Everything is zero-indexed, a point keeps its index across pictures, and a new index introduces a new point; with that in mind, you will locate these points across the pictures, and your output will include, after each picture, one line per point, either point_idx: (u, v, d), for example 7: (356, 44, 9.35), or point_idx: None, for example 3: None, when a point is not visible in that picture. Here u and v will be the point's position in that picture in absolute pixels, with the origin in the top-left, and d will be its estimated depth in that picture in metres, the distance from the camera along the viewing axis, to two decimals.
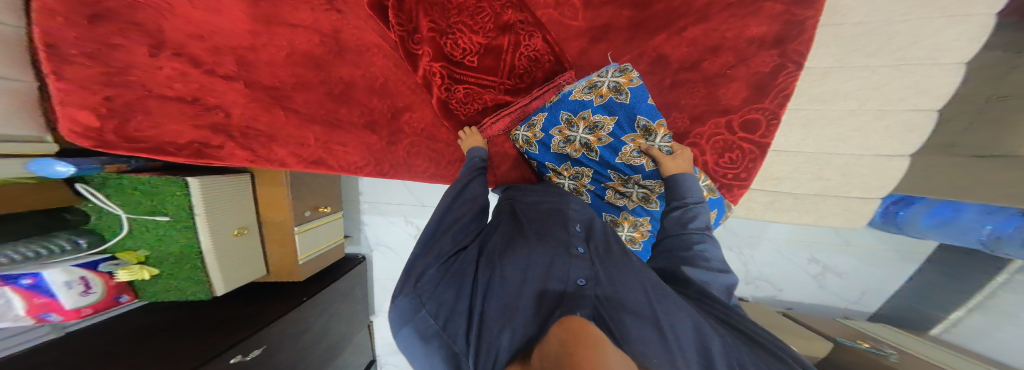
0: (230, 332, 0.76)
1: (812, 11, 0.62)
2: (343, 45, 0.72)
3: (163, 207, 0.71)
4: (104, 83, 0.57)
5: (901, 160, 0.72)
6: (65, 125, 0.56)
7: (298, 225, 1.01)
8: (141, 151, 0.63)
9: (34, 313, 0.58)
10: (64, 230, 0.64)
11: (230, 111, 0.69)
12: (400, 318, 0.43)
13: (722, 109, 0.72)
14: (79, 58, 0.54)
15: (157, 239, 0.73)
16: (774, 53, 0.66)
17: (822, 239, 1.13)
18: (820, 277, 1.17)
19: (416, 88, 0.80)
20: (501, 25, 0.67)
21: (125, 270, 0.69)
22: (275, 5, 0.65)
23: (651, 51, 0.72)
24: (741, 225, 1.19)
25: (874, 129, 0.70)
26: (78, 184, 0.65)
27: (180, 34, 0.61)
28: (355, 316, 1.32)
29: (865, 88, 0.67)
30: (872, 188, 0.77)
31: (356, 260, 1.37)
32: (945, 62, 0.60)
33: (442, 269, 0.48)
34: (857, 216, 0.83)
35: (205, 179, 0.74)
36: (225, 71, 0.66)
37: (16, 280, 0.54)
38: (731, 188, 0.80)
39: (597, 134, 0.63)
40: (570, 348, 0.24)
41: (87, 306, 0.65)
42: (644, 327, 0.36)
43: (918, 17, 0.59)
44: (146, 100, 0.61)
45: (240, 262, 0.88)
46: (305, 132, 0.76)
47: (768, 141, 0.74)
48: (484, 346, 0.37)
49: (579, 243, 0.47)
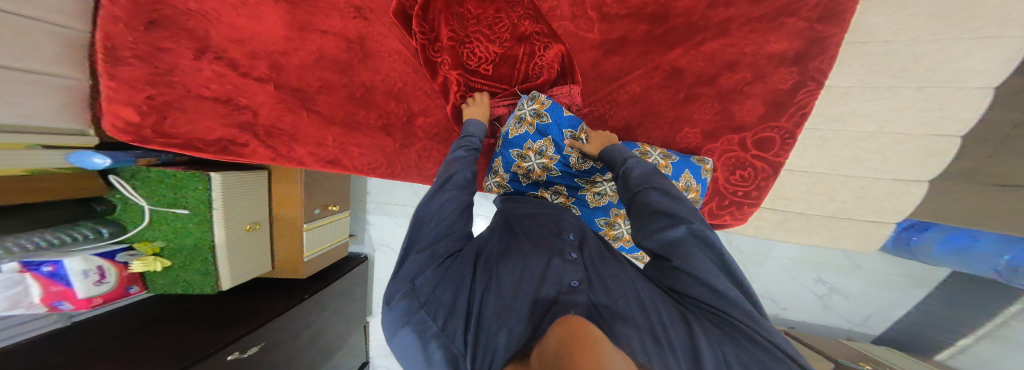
0: (226, 329, 0.76)
1: (837, 29, 0.62)
2: (367, 49, 0.73)
3: (184, 200, 0.73)
4: (149, 83, 0.63)
5: (917, 185, 0.70)
6: (110, 120, 0.61)
7: (308, 222, 1.03)
8: (173, 146, 0.66)
9: (47, 302, 0.58)
10: (88, 220, 0.67)
11: (257, 111, 0.72)
12: (394, 322, 0.36)
13: (735, 126, 0.72)
14: (131, 60, 0.61)
15: (174, 232, 0.75)
16: (794, 70, 0.66)
17: (830, 259, 1.10)
18: (826, 298, 1.13)
19: (433, 94, 0.77)
20: (518, 35, 0.69)
21: (140, 261, 0.69)
22: (311, 13, 0.69)
23: (666, 65, 0.72)
24: (745, 242, 1.17)
25: (892, 153, 0.69)
26: (111, 176, 0.67)
27: (224, 39, 0.67)
28: (354, 314, 1.33)
29: (886, 109, 0.66)
30: (887, 211, 0.75)
31: (359, 259, 1.39)
32: (972, 85, 0.59)
33: (440, 270, 0.41)
34: (866, 240, 0.81)
35: (226, 175, 0.77)
36: (259, 74, 0.70)
37: (38, 267, 0.56)
38: (741, 206, 0.80)
39: (548, 156, 0.63)
40: (568, 347, 0.22)
41: (98, 296, 0.65)
42: (637, 331, 0.32)
43: (948, 37, 0.58)
44: (184, 99, 0.67)
45: (249, 256, 0.90)
46: (322, 133, 0.77)
47: (781, 160, 0.73)
48: (482, 348, 0.34)
49: (573, 250, 0.46)
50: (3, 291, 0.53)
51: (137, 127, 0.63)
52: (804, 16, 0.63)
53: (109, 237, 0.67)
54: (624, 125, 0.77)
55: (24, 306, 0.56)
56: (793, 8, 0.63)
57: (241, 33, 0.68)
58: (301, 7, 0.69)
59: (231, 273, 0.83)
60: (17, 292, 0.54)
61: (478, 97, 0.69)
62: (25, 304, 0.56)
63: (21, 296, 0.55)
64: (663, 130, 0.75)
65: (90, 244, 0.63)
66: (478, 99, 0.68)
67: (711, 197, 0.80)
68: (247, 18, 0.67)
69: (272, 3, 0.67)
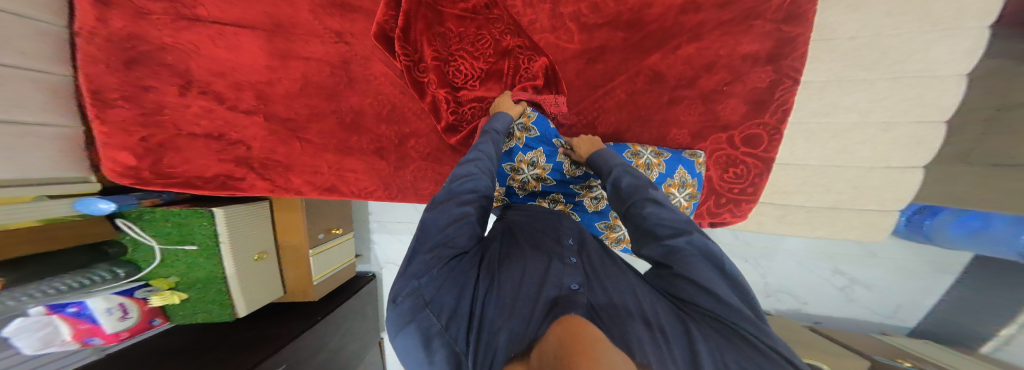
0: (246, 352, 0.75)
1: (802, 28, 0.64)
2: (351, 73, 0.75)
3: (191, 236, 0.73)
4: (142, 124, 0.65)
5: (912, 171, 0.69)
6: (110, 165, 0.64)
7: (314, 247, 1.02)
8: (174, 185, 0.69)
9: (79, 338, 0.60)
10: (104, 261, 0.68)
11: (251, 144, 0.73)
12: (398, 321, 0.35)
13: (721, 125, 0.73)
14: (118, 101, 0.63)
15: (187, 266, 0.75)
16: (768, 69, 0.68)
17: (847, 250, 1.05)
18: (848, 290, 1.08)
19: (423, 113, 0.79)
20: (501, 50, 0.72)
21: (158, 296, 0.71)
22: (290, 41, 0.71)
23: (647, 70, 0.74)
24: (753, 236, 1.14)
25: (882, 141, 0.68)
26: (118, 219, 0.69)
27: (206, 73, 0.68)
28: (366, 332, 1.27)
29: (866, 100, 0.67)
30: (889, 200, 0.73)
31: (366, 278, 1.35)
32: (945, 74, 0.61)
33: (447, 270, 0.39)
34: (873, 229, 0.78)
35: (229, 209, 0.76)
36: (246, 106, 0.72)
37: (63, 308, 0.58)
38: (740, 203, 0.80)
39: (540, 166, 0.64)
40: (569, 349, 0.20)
41: (125, 330, 0.67)
42: (638, 325, 0.31)
43: (909, 31, 0.60)
44: (177, 138, 0.68)
45: (261, 284, 0.90)
46: (318, 160, 0.77)
47: (771, 156, 0.73)
48: (483, 348, 0.31)
49: (573, 254, 0.44)
50: (34, 333, 0.55)
51: (137, 170, 0.66)
52: (770, 18, 0.65)
53: (125, 278, 0.69)
54: (613, 130, 0.78)
55: (56, 345, 0.58)
56: (758, 11, 0.66)
57: (223, 66, 0.69)
58: (279, 35, 0.70)
59: (247, 301, 0.83)
60: (49, 332, 0.57)
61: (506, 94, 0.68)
62: (58, 343, 0.58)
63: (53, 335, 0.58)
64: (651, 132, 0.76)
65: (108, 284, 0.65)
66: (506, 94, 0.68)
67: (706, 195, 0.80)
68: (228, 51, 0.69)
69: (249, 33, 0.69)
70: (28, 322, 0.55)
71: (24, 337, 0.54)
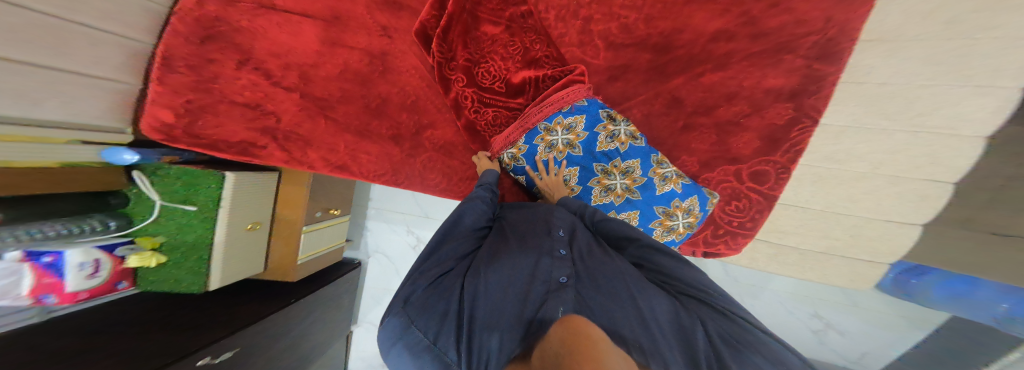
0: (204, 332, 0.72)
1: (833, 68, 0.66)
2: (387, 64, 0.77)
3: (195, 197, 0.74)
4: (192, 89, 0.66)
5: (909, 228, 0.72)
6: (147, 121, 0.64)
7: (307, 225, 1.04)
8: (199, 146, 0.68)
9: (34, 294, 0.56)
10: (100, 212, 0.67)
11: (280, 116, 0.74)
12: (388, 339, 0.38)
13: (731, 157, 0.77)
14: (181, 69, 0.65)
15: (178, 228, 0.74)
16: (790, 106, 0.71)
17: (830, 297, 1.09)
18: (820, 333, 1.11)
19: (443, 107, 0.81)
20: (528, 59, 0.73)
21: (137, 256, 0.69)
22: (342, 32, 0.74)
23: (667, 93, 0.77)
24: (743, 274, 1.16)
25: (885, 195, 0.70)
26: (134, 171, 0.70)
27: (265, 52, 0.70)
28: (337, 323, 1.29)
29: (878, 152, 0.68)
30: (883, 253, 0.77)
31: (350, 265, 1.38)
32: (964, 133, 0.59)
33: (432, 289, 0.42)
34: (859, 278, 0.84)
35: (240, 177, 0.79)
36: (288, 84, 0.73)
37: (38, 257, 0.55)
38: (737, 236, 0.86)
39: (576, 132, 0.66)
40: (571, 346, 0.21)
41: (85, 290, 0.63)
42: (626, 316, 0.35)
43: (939, 84, 0.59)
44: (218, 105, 0.69)
45: (244, 255, 0.88)
46: (337, 139, 0.77)
47: (775, 193, 0.79)
48: (475, 355, 0.34)
49: (562, 245, 0.47)
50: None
51: (170, 127, 0.65)
52: (802, 54, 0.67)
53: (114, 232, 0.68)
54: None
55: (10, 298, 0.53)
56: (793, 45, 0.67)
57: (281, 48, 0.71)
58: (334, 26, 0.73)
59: (224, 272, 0.81)
60: (12, 282, 0.53)
61: (479, 155, 0.77)
62: (11, 296, 0.54)
63: (11, 287, 0.53)
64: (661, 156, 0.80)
65: (91, 237, 0.64)
66: (480, 155, 0.77)
67: (706, 225, 0.86)
68: (286, 35, 0.71)
69: (311, 21, 0.72)
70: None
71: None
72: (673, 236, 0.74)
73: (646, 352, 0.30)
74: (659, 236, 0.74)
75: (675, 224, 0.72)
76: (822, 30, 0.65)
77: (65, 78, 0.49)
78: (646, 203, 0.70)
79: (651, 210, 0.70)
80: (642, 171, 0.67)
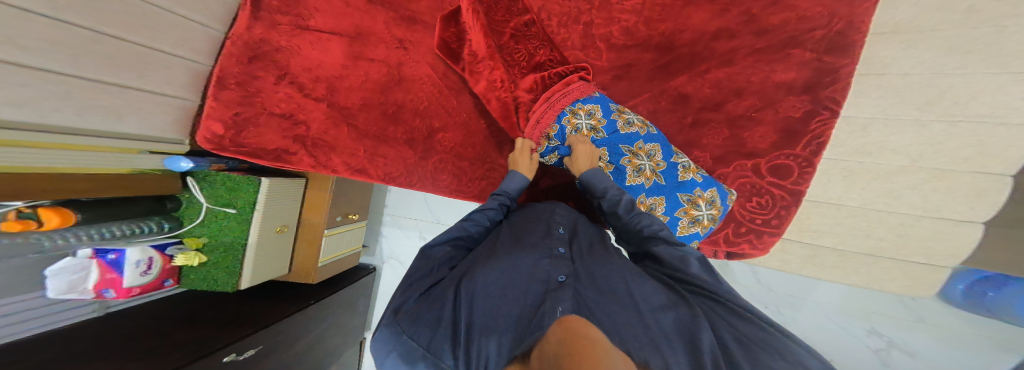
0: (230, 329, 0.77)
1: (845, 60, 0.66)
2: (402, 74, 0.82)
3: (235, 201, 0.83)
4: (240, 103, 0.71)
5: (969, 225, 0.65)
6: (202, 133, 0.69)
7: (329, 228, 1.11)
8: (243, 154, 0.72)
9: (98, 288, 0.64)
10: (159, 214, 0.76)
11: (310, 125, 0.78)
12: (382, 349, 0.37)
13: (747, 152, 0.74)
14: (232, 86, 0.70)
15: (219, 230, 0.84)
16: (805, 98, 0.69)
17: (887, 310, 1.01)
18: (884, 354, 1.00)
19: (453, 112, 0.86)
20: (532, 64, 0.76)
21: (182, 256, 0.77)
22: (363, 45, 0.79)
23: (672, 90, 0.78)
24: (777, 281, 1.13)
25: (930, 189, 0.65)
26: (188, 177, 0.80)
27: (298, 67, 0.75)
28: (351, 325, 1.34)
29: (921, 143, 0.64)
30: (936, 253, 0.69)
31: (366, 270, 1.44)
32: (1012, 121, 0.57)
33: (426, 298, 0.42)
34: (916, 284, 0.73)
35: (274, 182, 0.87)
36: (318, 94, 0.77)
37: (104, 254, 0.64)
38: (763, 234, 0.78)
39: (596, 118, 0.67)
40: (566, 342, 0.22)
41: (138, 287, 0.69)
42: (626, 315, 0.36)
43: (974, 71, 0.58)
44: (260, 116, 0.73)
45: (273, 257, 0.95)
46: (357, 144, 0.81)
47: (802, 188, 0.73)
48: (475, 359, 0.32)
49: (560, 245, 0.48)
50: (68, 275, 0.61)
51: (220, 138, 0.70)
52: (810, 48, 0.68)
53: (166, 232, 0.77)
54: None
55: (78, 291, 0.63)
56: (799, 40, 0.68)
57: (311, 63, 0.76)
58: (357, 41, 0.79)
59: (254, 271, 0.87)
60: (79, 277, 0.63)
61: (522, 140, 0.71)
62: (79, 290, 0.64)
63: (79, 282, 0.63)
64: None
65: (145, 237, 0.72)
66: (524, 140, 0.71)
67: (726, 222, 0.79)
68: (318, 52, 0.76)
69: (336, 36, 0.78)
70: (70, 263, 0.61)
71: (58, 278, 0.60)
72: (698, 229, 0.70)
73: (647, 352, 0.30)
74: (685, 227, 0.70)
75: (700, 216, 0.69)
76: (828, 25, 0.66)
77: (140, 97, 0.57)
78: (671, 190, 0.68)
79: (676, 198, 0.67)
80: (663, 155, 0.68)
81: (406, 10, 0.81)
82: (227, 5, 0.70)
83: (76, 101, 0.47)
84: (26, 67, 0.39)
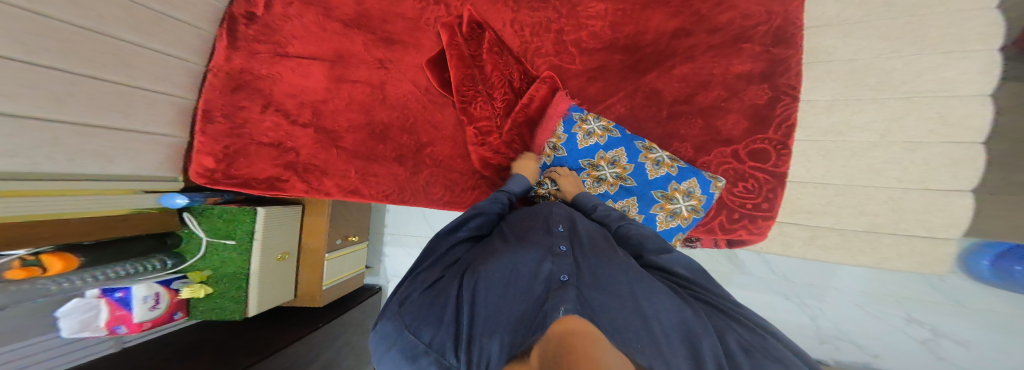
0: (240, 357, 0.75)
1: (791, 50, 0.70)
2: (387, 93, 0.84)
3: (234, 232, 0.83)
4: (228, 135, 0.73)
5: (959, 195, 0.62)
6: (194, 168, 0.72)
7: (330, 252, 1.10)
8: (234, 186, 0.74)
9: (109, 325, 0.64)
10: (159, 252, 0.78)
11: (299, 151, 0.79)
12: (385, 341, 0.37)
13: (724, 139, 0.76)
14: (219, 118, 0.72)
15: (222, 261, 0.84)
16: (765, 87, 0.72)
17: (920, 294, 0.92)
18: (933, 344, 0.92)
19: (438, 126, 0.87)
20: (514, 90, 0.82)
21: (188, 288, 0.77)
22: (345, 69, 0.82)
23: (644, 87, 0.80)
24: (795, 271, 1.06)
25: (910, 161, 0.63)
26: (186, 213, 0.81)
27: (283, 95, 0.77)
28: (363, 350, 1.30)
29: (882, 119, 0.65)
30: (937, 226, 0.65)
31: (372, 290, 1.44)
32: (963, 93, 0.58)
33: (430, 293, 0.42)
34: (930, 260, 0.69)
35: (271, 210, 0.87)
36: (304, 120, 0.79)
37: (112, 293, 0.63)
38: (756, 220, 0.78)
39: (556, 135, 0.76)
40: (562, 342, 0.21)
41: (149, 321, 0.70)
42: (629, 316, 0.35)
43: (911, 54, 0.61)
44: (249, 146, 0.75)
45: (276, 284, 0.95)
46: (348, 166, 0.82)
47: (783, 170, 0.74)
48: (475, 356, 0.33)
49: (561, 243, 0.48)
50: (79, 315, 0.61)
51: (212, 171, 0.72)
52: (759, 42, 0.72)
53: (170, 268, 0.78)
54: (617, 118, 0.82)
55: (89, 329, 0.63)
56: (747, 35, 0.73)
57: (295, 89, 0.78)
58: (338, 65, 0.82)
59: (258, 300, 0.87)
60: (91, 316, 0.63)
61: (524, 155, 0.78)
62: (91, 328, 0.64)
63: (91, 320, 0.63)
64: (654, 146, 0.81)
65: (151, 274, 0.74)
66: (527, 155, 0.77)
67: (718, 210, 0.80)
68: (299, 77, 0.79)
69: (319, 63, 0.80)
70: (79, 304, 0.61)
71: (70, 318, 0.60)
72: (678, 222, 0.74)
73: (648, 354, 0.29)
74: (665, 222, 0.74)
75: (678, 208, 0.73)
76: (768, 21, 0.71)
77: (132, 137, 0.59)
78: (643, 189, 0.73)
79: (649, 195, 0.73)
80: (627, 158, 0.73)
81: (383, 32, 0.84)
82: (205, 40, 0.73)
83: (68, 146, 0.49)
84: (17, 115, 0.41)
